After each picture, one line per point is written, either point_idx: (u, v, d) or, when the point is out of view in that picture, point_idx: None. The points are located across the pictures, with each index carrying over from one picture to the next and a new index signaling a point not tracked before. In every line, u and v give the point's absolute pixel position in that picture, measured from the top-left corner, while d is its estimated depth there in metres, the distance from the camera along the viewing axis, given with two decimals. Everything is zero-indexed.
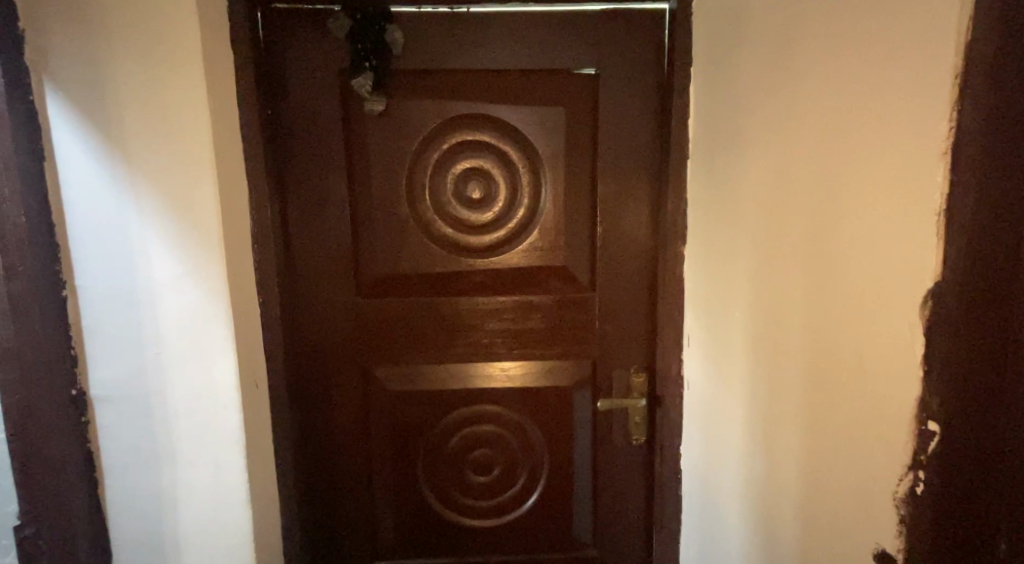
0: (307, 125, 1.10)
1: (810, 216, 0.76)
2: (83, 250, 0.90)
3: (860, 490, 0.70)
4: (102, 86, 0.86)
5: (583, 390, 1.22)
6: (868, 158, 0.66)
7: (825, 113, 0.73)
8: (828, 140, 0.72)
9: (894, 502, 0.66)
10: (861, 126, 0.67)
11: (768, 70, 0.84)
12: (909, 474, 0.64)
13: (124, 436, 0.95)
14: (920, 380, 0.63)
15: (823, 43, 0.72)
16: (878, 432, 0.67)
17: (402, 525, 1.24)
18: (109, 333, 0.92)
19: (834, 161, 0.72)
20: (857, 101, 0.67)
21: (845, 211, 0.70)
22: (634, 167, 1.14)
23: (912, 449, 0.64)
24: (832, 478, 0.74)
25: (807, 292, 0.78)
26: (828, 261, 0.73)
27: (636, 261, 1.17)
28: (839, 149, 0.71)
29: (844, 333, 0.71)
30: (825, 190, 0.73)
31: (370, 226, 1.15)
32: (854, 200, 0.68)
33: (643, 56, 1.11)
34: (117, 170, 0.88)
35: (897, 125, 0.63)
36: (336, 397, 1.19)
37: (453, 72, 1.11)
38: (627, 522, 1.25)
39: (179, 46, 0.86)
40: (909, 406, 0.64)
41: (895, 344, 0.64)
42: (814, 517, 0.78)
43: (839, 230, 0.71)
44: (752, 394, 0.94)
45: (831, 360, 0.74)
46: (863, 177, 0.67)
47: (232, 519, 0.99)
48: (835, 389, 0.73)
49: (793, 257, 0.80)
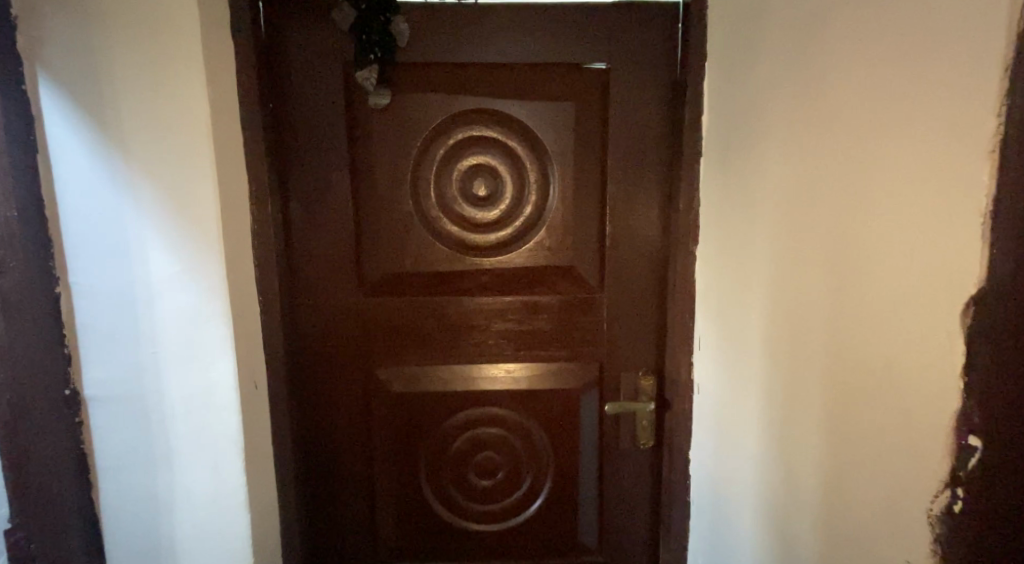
0: (311, 120, 1.07)
1: (836, 218, 0.74)
2: (78, 246, 0.87)
3: (888, 502, 0.67)
4: (98, 77, 0.83)
5: (589, 392, 1.19)
6: (905, 157, 0.63)
7: (858, 109, 0.70)
8: (858, 137, 0.69)
9: (930, 520, 0.63)
10: (899, 123, 0.64)
11: (792, 66, 0.81)
12: (946, 491, 0.61)
13: (118, 437, 0.92)
14: (961, 392, 0.59)
15: (853, 37, 0.69)
16: (911, 441, 0.64)
17: (403, 529, 1.21)
18: (104, 330, 0.89)
19: (864, 161, 0.69)
20: (895, 98, 0.64)
21: (876, 212, 0.67)
22: (645, 166, 1.11)
23: (950, 466, 0.60)
24: (857, 489, 0.71)
25: (834, 296, 0.74)
26: (857, 263, 0.70)
27: (646, 262, 1.14)
28: (870, 148, 0.68)
29: (872, 338, 0.68)
30: (855, 190, 0.70)
31: (374, 223, 1.12)
32: (887, 201, 0.65)
33: (656, 51, 1.08)
34: (113, 163, 0.85)
35: (939, 122, 0.59)
36: (337, 397, 1.16)
37: (462, 66, 1.08)
38: (634, 527, 1.23)
39: (179, 36, 0.83)
40: (948, 418, 0.60)
41: (932, 350, 0.61)
42: (837, 528, 0.75)
43: (870, 231, 0.68)
44: (769, 399, 0.91)
45: (859, 367, 0.70)
46: (901, 174, 0.64)
47: (230, 523, 0.96)
48: (862, 397, 0.70)
49: (817, 260, 0.78)
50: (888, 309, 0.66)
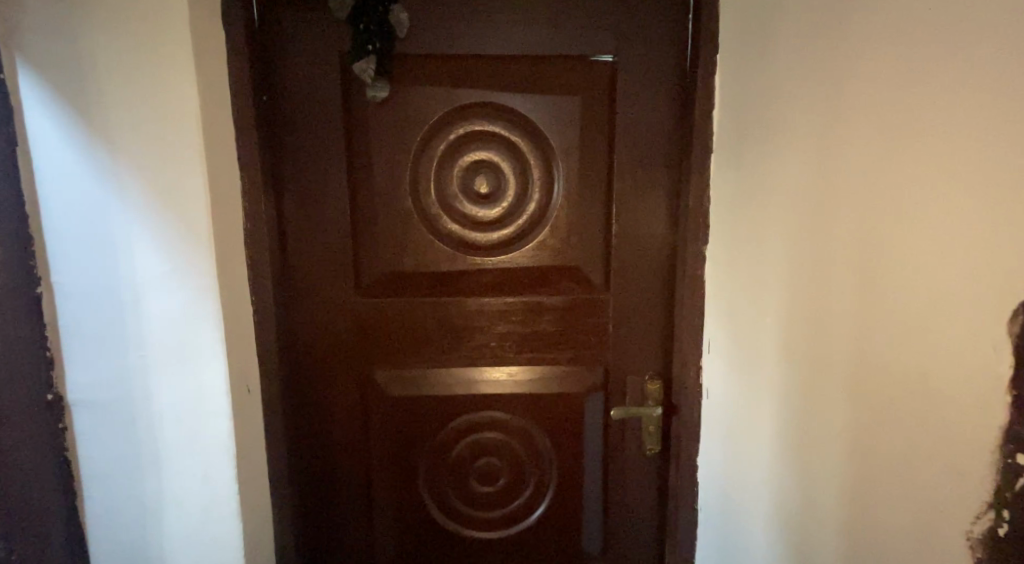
0: (305, 113, 1.03)
1: (862, 218, 0.70)
2: (60, 243, 0.83)
3: (919, 514, 0.65)
4: (80, 65, 0.79)
5: (594, 397, 1.15)
6: (946, 148, 0.60)
7: (889, 104, 0.66)
8: (890, 134, 0.66)
9: (970, 543, 0.60)
10: (937, 118, 0.60)
11: (814, 57, 0.77)
12: (988, 513, 0.58)
13: (104, 443, 0.88)
14: (1009, 407, 0.56)
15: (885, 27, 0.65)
16: (950, 451, 0.61)
17: (401, 537, 1.17)
18: (88, 332, 0.85)
19: (896, 158, 0.65)
20: (934, 91, 0.60)
21: (908, 212, 0.64)
22: (652, 162, 1.07)
23: (994, 486, 0.57)
24: (885, 501, 0.69)
25: (860, 299, 0.71)
26: (889, 264, 0.67)
27: (653, 261, 1.10)
28: (903, 145, 0.64)
29: (900, 345, 0.65)
30: (888, 189, 0.66)
31: (371, 220, 1.08)
32: (923, 200, 0.62)
33: (664, 43, 1.04)
34: (96, 156, 0.81)
35: (985, 118, 0.56)
36: (333, 400, 1.12)
37: (463, 58, 1.04)
38: (639, 534, 1.19)
39: (168, 24, 0.80)
40: (993, 435, 0.57)
41: (976, 357, 0.58)
42: (863, 541, 0.73)
43: (902, 231, 0.65)
44: (785, 406, 0.87)
45: (891, 376, 0.67)
46: (939, 170, 0.61)
47: (222, 532, 0.93)
48: (894, 407, 0.67)
49: (842, 261, 0.74)
50: (925, 314, 0.63)
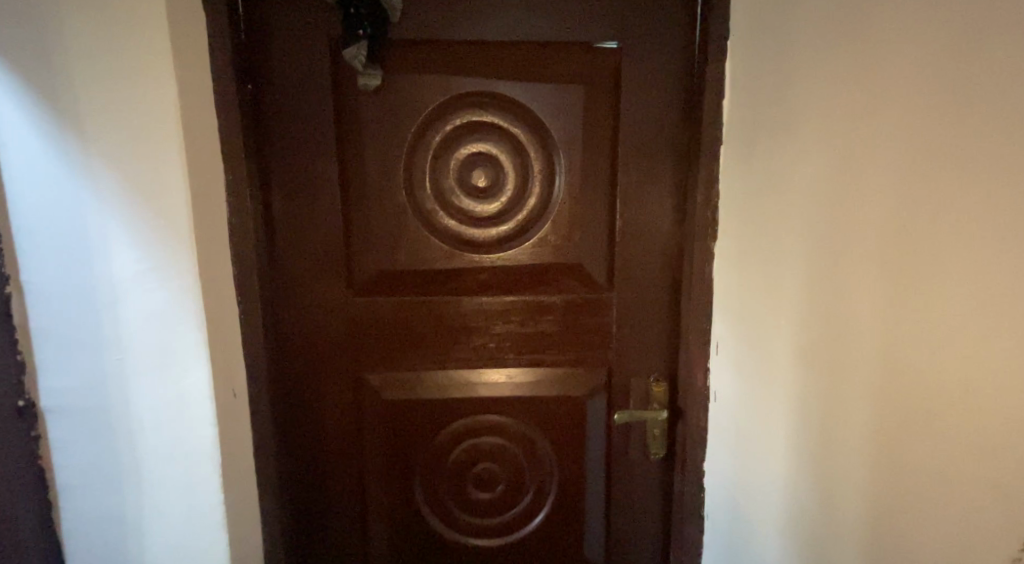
0: (293, 103, 0.98)
1: (900, 219, 0.69)
2: (32, 241, 0.78)
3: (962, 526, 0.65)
4: (50, 52, 0.74)
5: (597, 399, 1.10)
6: (1002, 159, 0.59)
7: (937, 105, 0.64)
8: (934, 138, 0.65)
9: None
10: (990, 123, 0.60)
11: (847, 50, 0.75)
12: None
13: (80, 452, 0.83)
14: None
15: (941, 22, 0.64)
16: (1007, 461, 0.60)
17: (396, 544, 1.13)
18: (60, 335, 0.80)
19: (941, 162, 0.64)
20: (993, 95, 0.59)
21: (947, 218, 0.64)
22: (658, 154, 1.02)
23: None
24: (919, 510, 0.69)
25: (896, 300, 0.70)
26: (929, 267, 0.66)
27: (659, 258, 1.05)
28: (947, 150, 0.64)
29: (956, 348, 0.64)
30: (927, 190, 0.66)
31: (364, 215, 1.03)
32: (967, 206, 0.62)
33: (672, 30, 0.99)
34: (68, 147, 0.76)
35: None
36: (325, 403, 1.07)
37: (460, 45, 0.99)
38: (642, 540, 1.14)
39: (144, 7, 0.74)
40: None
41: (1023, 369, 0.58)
42: (895, 547, 0.72)
43: (943, 235, 0.65)
44: (807, 410, 0.84)
45: (933, 381, 0.66)
46: (983, 183, 0.61)
47: (208, 542, 0.88)
48: (936, 415, 0.66)
49: (876, 258, 0.72)
50: (968, 322, 0.63)
